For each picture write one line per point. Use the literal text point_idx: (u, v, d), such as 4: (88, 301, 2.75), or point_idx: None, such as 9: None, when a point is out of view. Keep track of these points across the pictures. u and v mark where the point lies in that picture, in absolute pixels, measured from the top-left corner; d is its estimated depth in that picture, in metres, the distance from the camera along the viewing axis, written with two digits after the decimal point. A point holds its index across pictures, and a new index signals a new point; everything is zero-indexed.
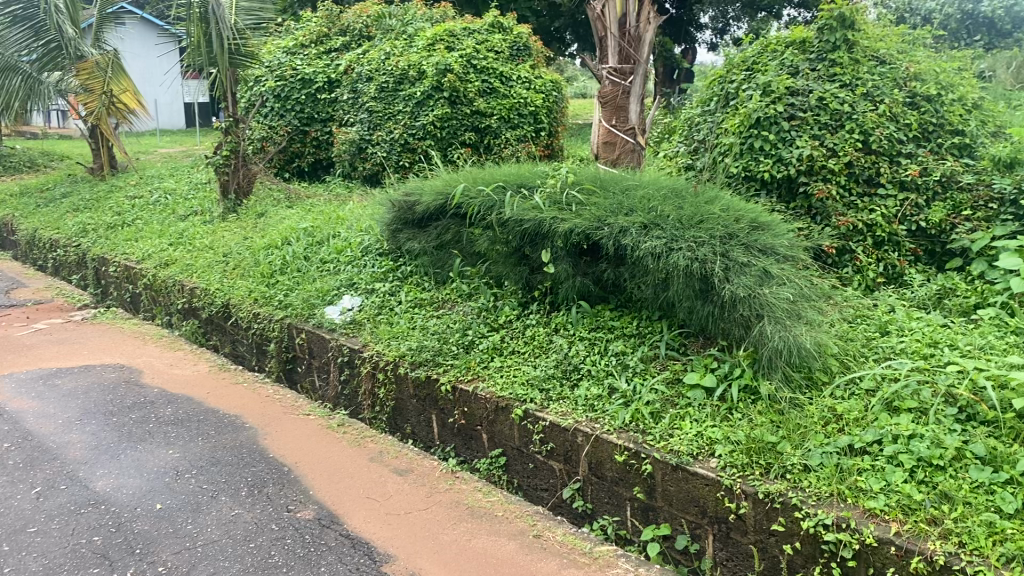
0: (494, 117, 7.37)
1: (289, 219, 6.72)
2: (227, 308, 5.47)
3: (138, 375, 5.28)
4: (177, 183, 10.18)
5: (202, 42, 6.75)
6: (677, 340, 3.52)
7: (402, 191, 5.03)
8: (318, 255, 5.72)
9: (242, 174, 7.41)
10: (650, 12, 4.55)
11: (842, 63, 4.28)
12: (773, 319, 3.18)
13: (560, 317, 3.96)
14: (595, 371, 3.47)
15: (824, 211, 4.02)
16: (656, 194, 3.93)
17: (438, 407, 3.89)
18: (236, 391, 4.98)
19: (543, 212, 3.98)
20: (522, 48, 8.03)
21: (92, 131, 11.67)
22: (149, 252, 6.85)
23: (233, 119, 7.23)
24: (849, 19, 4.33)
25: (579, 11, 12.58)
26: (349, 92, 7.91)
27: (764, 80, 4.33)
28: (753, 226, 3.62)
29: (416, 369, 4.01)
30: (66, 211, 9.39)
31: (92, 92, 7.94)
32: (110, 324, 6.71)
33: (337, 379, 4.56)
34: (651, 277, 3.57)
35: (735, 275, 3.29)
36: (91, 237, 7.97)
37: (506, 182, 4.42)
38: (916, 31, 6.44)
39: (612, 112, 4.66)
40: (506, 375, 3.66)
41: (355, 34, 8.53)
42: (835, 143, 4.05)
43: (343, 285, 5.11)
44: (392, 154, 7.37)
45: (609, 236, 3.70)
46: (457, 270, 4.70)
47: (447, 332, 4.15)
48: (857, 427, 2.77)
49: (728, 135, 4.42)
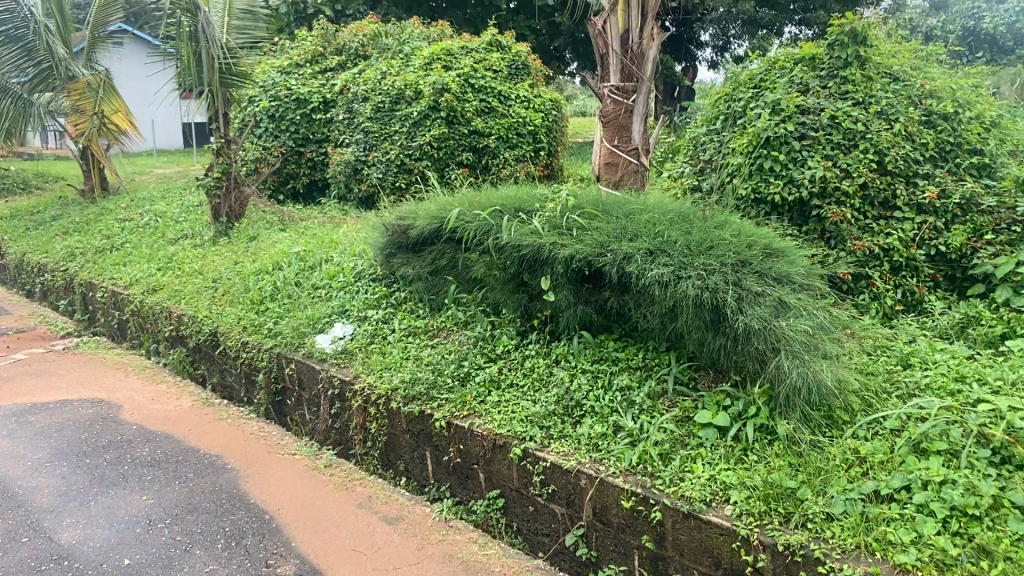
0: (492, 136, 7.13)
1: (281, 242, 6.42)
2: (215, 336, 5.13)
3: (118, 411, 4.93)
4: (170, 205, 9.90)
5: (191, 62, 6.47)
6: (686, 374, 3.20)
7: (396, 214, 4.71)
8: (309, 281, 5.40)
9: (234, 197, 7.10)
10: (654, 28, 4.29)
11: (855, 80, 3.99)
12: (790, 354, 2.84)
13: (561, 347, 3.64)
14: (599, 408, 3.14)
15: (839, 235, 3.72)
16: (662, 218, 3.62)
17: (432, 443, 3.54)
18: (220, 428, 4.62)
19: (541, 236, 3.68)
20: (521, 67, 7.79)
21: (84, 152, 11.41)
22: (136, 277, 6.53)
23: (224, 140, 6.91)
24: (861, 35, 4.02)
25: (579, 30, 12.46)
26: (345, 112, 7.61)
27: (773, 98, 4.03)
28: (766, 252, 3.31)
29: (409, 403, 3.67)
30: (55, 234, 9.09)
31: (83, 113, 7.72)
32: (93, 354, 6.37)
33: (327, 413, 4.20)
34: (657, 307, 3.25)
35: (749, 306, 2.97)
36: (78, 262, 7.66)
37: (503, 206, 4.09)
38: (928, 48, 6.20)
39: (614, 132, 4.38)
40: (503, 410, 3.34)
41: (351, 53, 8.30)
42: (848, 164, 3.75)
43: (335, 312, 4.79)
44: (388, 175, 7.11)
45: (612, 263, 3.39)
46: (452, 296, 4.39)
47: (441, 362, 3.82)
48: (882, 471, 2.46)
49: (736, 155, 4.12)
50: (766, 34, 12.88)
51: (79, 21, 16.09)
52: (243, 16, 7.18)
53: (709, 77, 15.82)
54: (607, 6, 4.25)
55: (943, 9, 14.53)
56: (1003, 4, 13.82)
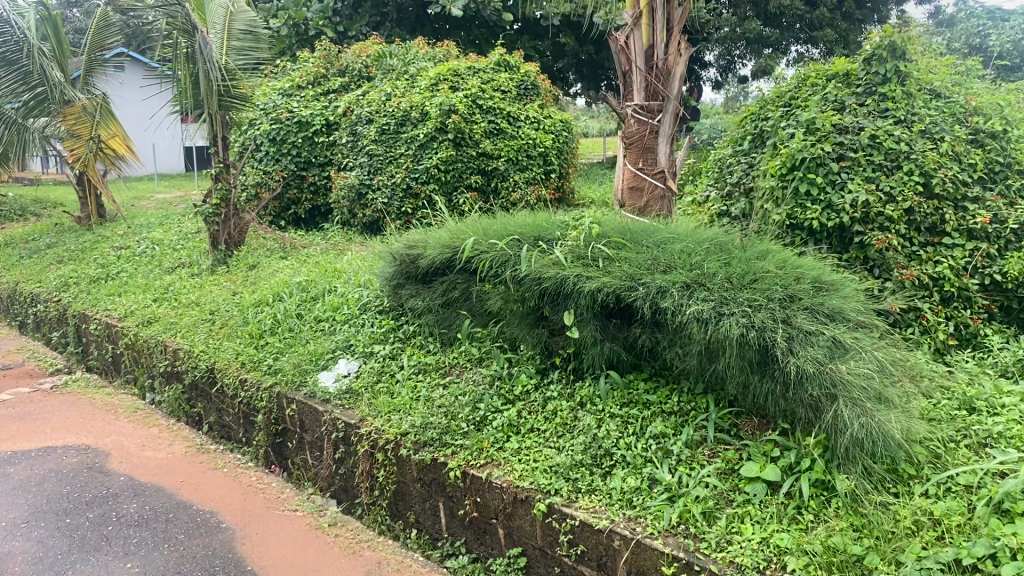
0: (501, 159, 6.75)
1: (283, 271, 5.99)
2: (213, 372, 4.64)
3: (104, 459, 4.41)
4: (167, 232, 9.47)
5: (188, 83, 6.10)
6: (726, 420, 2.85)
7: (405, 242, 4.26)
8: (311, 313, 4.93)
9: (232, 225, 6.66)
10: (681, 43, 3.89)
11: (895, 96, 3.54)
12: (849, 402, 2.49)
13: (585, 389, 3.23)
14: (631, 458, 2.79)
15: (884, 262, 3.31)
16: (696, 248, 3.21)
17: (445, 494, 3.12)
18: (214, 479, 4.12)
19: (564, 268, 3.26)
20: (530, 87, 7.42)
21: (80, 178, 11.04)
22: (131, 308, 6.07)
23: (223, 165, 6.49)
24: (901, 49, 3.60)
25: (583, 52, 12.24)
26: (348, 135, 7.22)
27: (807, 116, 3.60)
28: (816, 286, 2.90)
29: (420, 450, 3.23)
30: (48, 264, 8.64)
31: (79, 138, 7.34)
32: (82, 393, 5.88)
33: (330, 458, 3.73)
34: (694, 346, 2.88)
35: (801, 346, 2.60)
36: (73, 292, 7.21)
37: (522, 235, 3.63)
38: (964, 62, 5.80)
39: (637, 154, 3.95)
40: (524, 459, 2.96)
41: (354, 75, 7.97)
42: (891, 187, 3.33)
43: (339, 347, 4.32)
44: (393, 200, 6.67)
45: (644, 298, 2.99)
46: (466, 331, 3.91)
47: (453, 403, 3.39)
48: (961, 535, 2.16)
49: (768, 178, 3.69)
50: (772, 53, 12.54)
51: (78, 44, 15.79)
52: (243, 37, 6.82)
53: (712, 99, 15.58)
54: (630, 19, 3.83)
55: (950, 24, 14.19)
56: (1009, 22, 13.54)
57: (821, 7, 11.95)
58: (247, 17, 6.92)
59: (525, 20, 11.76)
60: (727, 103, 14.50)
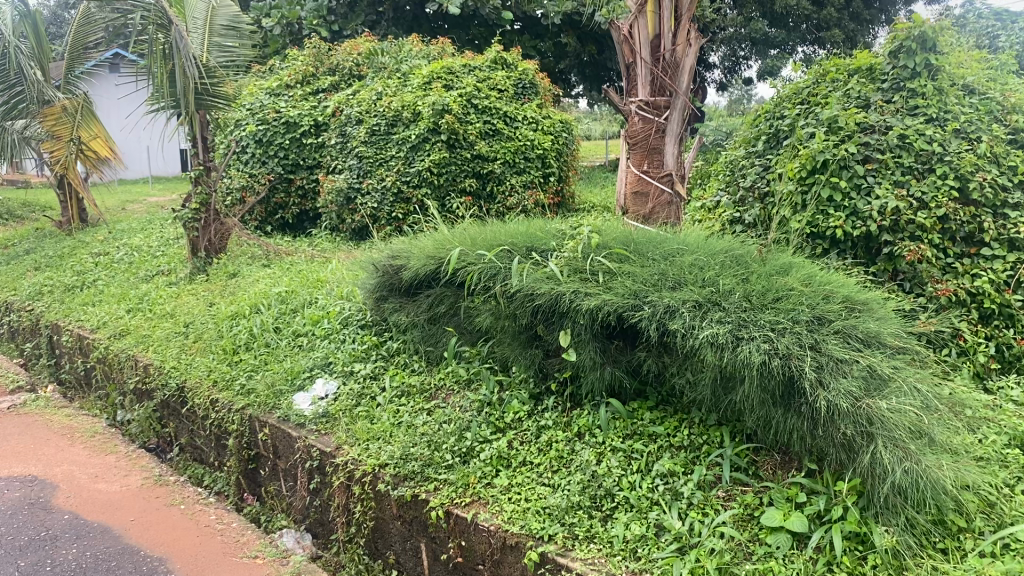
0: (498, 161, 6.18)
1: (264, 281, 5.09)
2: (183, 392, 3.93)
3: (48, 495, 3.63)
4: (148, 237, 8.75)
5: (163, 80, 5.35)
6: (744, 456, 2.30)
7: (389, 250, 3.64)
8: (289, 327, 4.15)
9: (213, 230, 5.77)
10: (690, 30, 3.30)
11: (925, 92, 2.96)
12: (889, 442, 1.97)
13: (583, 417, 2.66)
14: (634, 501, 2.25)
15: (915, 275, 2.75)
16: (708, 260, 2.64)
17: (427, 535, 2.56)
18: (169, 518, 3.41)
19: (559, 282, 2.69)
20: (528, 85, 6.83)
21: (61, 180, 10.31)
22: (105, 319, 5.14)
23: (202, 167, 5.61)
24: (933, 40, 2.98)
25: (584, 52, 11.79)
26: (337, 135, 6.60)
27: (828, 113, 3.03)
28: (848, 305, 2.33)
29: (400, 484, 2.67)
30: (23, 270, 7.90)
31: (58, 138, 6.52)
32: (38, 414, 4.97)
33: (304, 487, 3.16)
34: (707, 374, 2.32)
35: (832, 377, 2.06)
36: (45, 301, 6.18)
37: (513, 244, 3.07)
38: (997, 57, 5.17)
39: (642, 155, 3.38)
40: (512, 498, 2.41)
41: (345, 74, 7.29)
42: (923, 192, 2.77)
43: (318, 364, 3.63)
44: (384, 204, 6.13)
45: (650, 318, 2.42)
46: (452, 349, 3.28)
47: (436, 430, 2.81)
48: None
49: (785, 181, 3.10)
50: (778, 54, 11.94)
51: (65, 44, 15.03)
52: (226, 33, 5.82)
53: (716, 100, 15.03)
54: (634, 4, 3.24)
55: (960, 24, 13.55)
56: (1018, 23, 12.88)
57: (829, 6, 11.32)
58: (229, 12, 5.92)
59: (525, 19, 11.07)
60: (731, 105, 13.99)
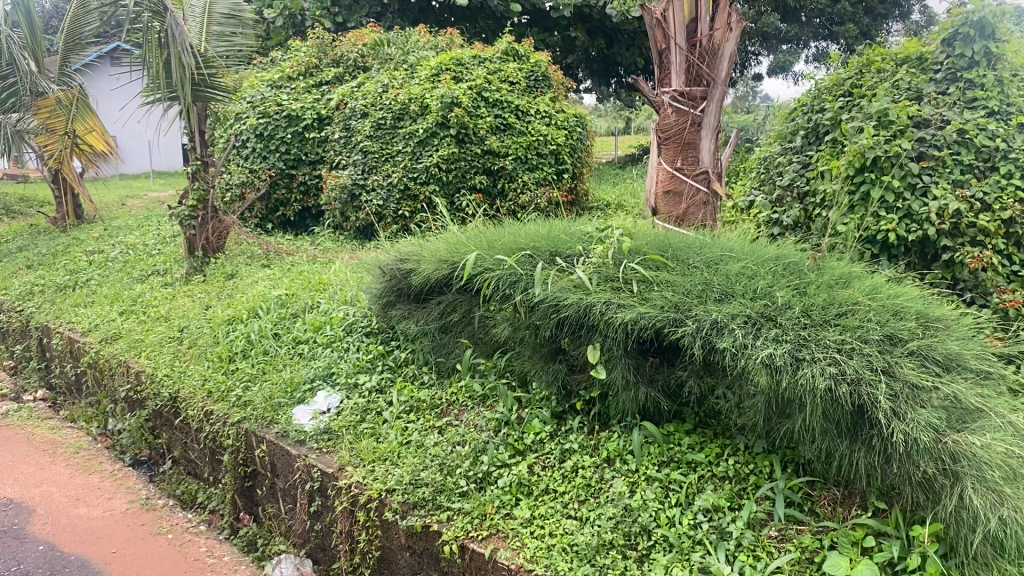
0: (509, 156, 5.66)
1: (263, 282, 4.61)
2: (175, 404, 3.43)
3: (21, 522, 3.09)
4: (145, 236, 8.21)
5: (161, 71, 4.70)
6: (797, 491, 1.82)
7: (398, 252, 3.13)
8: (289, 334, 3.65)
9: (212, 228, 5.27)
10: (732, 13, 2.71)
11: (984, 83, 2.41)
12: (980, 484, 1.51)
13: (613, 441, 2.14)
14: (674, 541, 1.76)
15: (977, 285, 2.24)
16: (757, 266, 2.10)
17: (439, 571, 2.05)
18: (155, 550, 2.87)
19: (588, 292, 2.16)
20: (541, 78, 6.27)
21: (55, 175, 9.80)
22: (95, 322, 4.63)
23: (200, 162, 5.11)
24: (992, 26, 2.43)
25: (593, 47, 11.25)
26: (342, 130, 6.11)
27: (877, 105, 2.48)
28: (924, 321, 1.81)
29: (409, 514, 2.16)
30: (16, 268, 7.36)
31: (52, 133, 5.97)
32: (21, 427, 4.35)
33: (303, 511, 2.65)
34: (758, 399, 1.82)
35: (910, 408, 1.58)
36: (35, 300, 5.67)
37: (536, 249, 2.52)
38: None
39: (674, 151, 2.77)
40: (536, 532, 1.91)
41: (348, 65, 6.75)
42: (985, 192, 2.26)
43: (319, 376, 3.12)
44: (389, 202, 5.63)
45: (695, 334, 1.90)
46: (467, 362, 2.75)
47: (448, 453, 2.30)
48: None
49: (828, 179, 2.60)
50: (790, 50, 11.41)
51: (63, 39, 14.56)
52: (224, 21, 5.36)
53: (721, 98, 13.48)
54: None
55: None
56: None
57: None
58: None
59: (535, 11, 10.49)
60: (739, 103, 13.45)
